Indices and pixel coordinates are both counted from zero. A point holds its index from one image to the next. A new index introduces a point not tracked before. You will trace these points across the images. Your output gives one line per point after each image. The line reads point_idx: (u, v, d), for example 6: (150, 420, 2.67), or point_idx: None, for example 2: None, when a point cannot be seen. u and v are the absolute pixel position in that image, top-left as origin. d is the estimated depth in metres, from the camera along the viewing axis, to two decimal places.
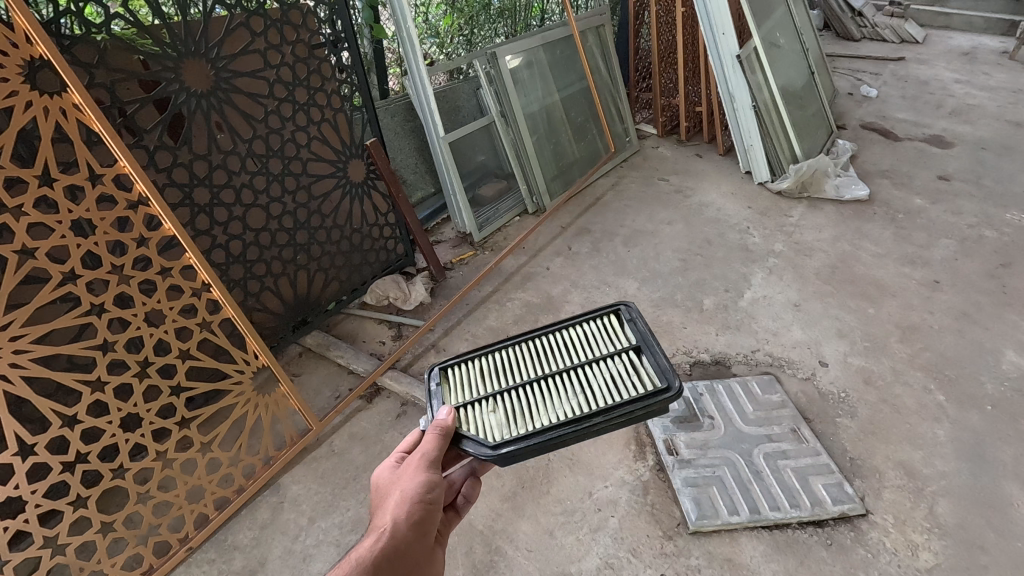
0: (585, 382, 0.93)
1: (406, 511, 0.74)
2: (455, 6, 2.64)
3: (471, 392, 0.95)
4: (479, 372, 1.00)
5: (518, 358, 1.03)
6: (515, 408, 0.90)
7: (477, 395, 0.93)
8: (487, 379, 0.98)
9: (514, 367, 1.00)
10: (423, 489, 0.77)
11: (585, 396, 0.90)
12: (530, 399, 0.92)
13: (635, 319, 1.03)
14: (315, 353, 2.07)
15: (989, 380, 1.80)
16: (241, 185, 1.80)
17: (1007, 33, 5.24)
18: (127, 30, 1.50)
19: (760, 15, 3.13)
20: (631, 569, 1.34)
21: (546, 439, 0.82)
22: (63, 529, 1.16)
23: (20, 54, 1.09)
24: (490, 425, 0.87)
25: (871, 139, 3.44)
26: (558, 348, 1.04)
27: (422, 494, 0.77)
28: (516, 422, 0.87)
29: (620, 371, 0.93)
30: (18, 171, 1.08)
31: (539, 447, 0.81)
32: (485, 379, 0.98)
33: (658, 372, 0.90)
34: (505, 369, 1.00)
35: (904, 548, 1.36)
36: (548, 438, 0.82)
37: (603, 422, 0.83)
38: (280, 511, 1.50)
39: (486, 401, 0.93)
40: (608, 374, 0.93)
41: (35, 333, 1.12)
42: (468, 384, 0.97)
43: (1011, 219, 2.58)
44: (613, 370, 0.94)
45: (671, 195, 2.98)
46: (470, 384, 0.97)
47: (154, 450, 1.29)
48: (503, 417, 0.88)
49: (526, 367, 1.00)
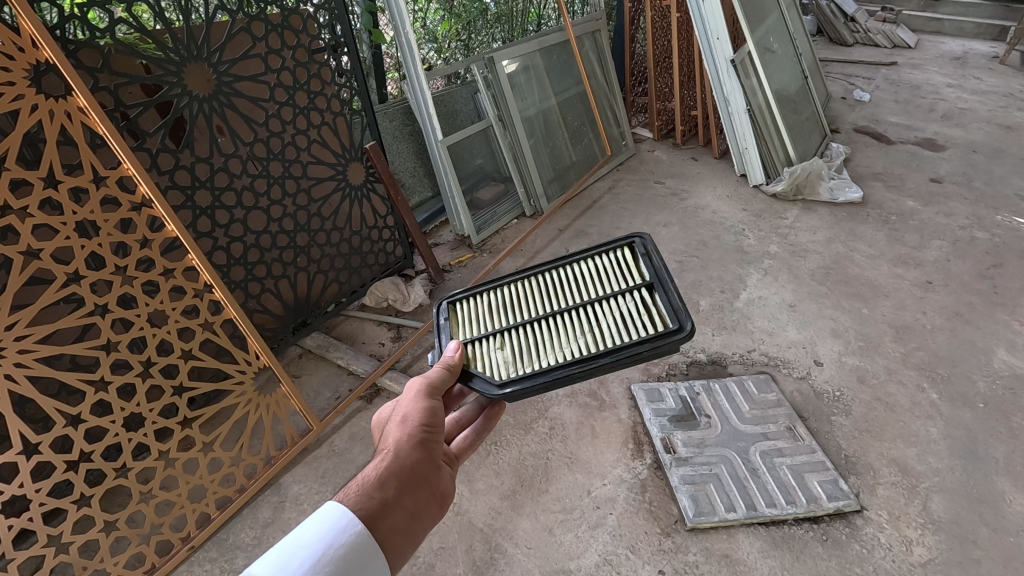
0: (591, 322, 0.91)
1: (406, 436, 0.74)
2: (453, 11, 2.66)
3: (478, 328, 0.96)
4: (487, 308, 1.00)
5: (527, 294, 1.02)
6: (527, 342, 0.91)
7: (483, 332, 0.93)
8: (488, 317, 0.98)
9: (519, 303, 1.00)
10: (426, 413, 0.77)
11: (592, 335, 0.88)
12: (535, 336, 0.92)
13: (651, 253, 1.00)
14: (315, 354, 2.08)
15: (981, 378, 1.82)
16: (243, 187, 1.82)
17: (998, 38, 5.32)
18: (129, 35, 1.52)
19: (755, 20, 3.17)
20: (630, 566, 1.36)
21: (549, 379, 0.81)
22: (67, 528, 1.16)
23: (26, 58, 1.10)
24: (496, 362, 0.88)
25: (865, 142, 3.48)
26: (566, 282, 1.03)
27: (426, 418, 0.77)
28: (523, 359, 0.87)
29: (635, 308, 0.91)
30: (23, 173, 1.10)
31: (540, 388, 0.80)
32: (492, 314, 0.98)
33: (669, 310, 0.87)
34: (515, 305, 1.00)
35: (899, 544, 1.38)
36: (553, 376, 0.81)
37: (607, 359, 0.81)
38: (281, 510, 1.51)
39: (493, 338, 0.93)
40: (623, 312, 0.90)
41: (39, 333, 1.13)
42: (468, 322, 0.98)
43: (1002, 221, 2.62)
44: (623, 309, 0.91)
45: (667, 198, 3.01)
46: (473, 319, 0.98)
47: (157, 449, 1.30)
48: (509, 354, 0.89)
49: (529, 305, 0.99)
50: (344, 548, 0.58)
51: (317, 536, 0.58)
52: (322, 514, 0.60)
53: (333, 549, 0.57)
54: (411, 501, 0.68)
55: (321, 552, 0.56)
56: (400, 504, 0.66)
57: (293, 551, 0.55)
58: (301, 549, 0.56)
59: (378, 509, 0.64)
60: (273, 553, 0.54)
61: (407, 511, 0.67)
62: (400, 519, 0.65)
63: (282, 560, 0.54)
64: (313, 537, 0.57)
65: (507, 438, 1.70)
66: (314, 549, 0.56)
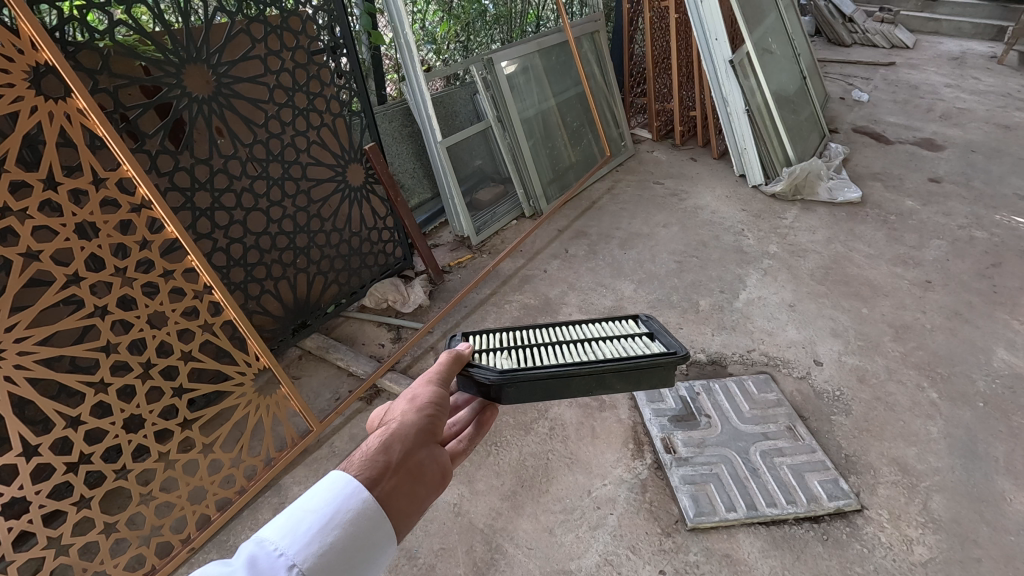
0: (594, 348, 1.03)
1: (413, 409, 0.72)
2: (451, 12, 2.67)
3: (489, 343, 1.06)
4: (496, 336, 1.11)
5: (534, 332, 1.13)
6: (530, 355, 1.01)
7: (491, 346, 1.04)
8: (499, 340, 1.08)
9: (528, 336, 1.11)
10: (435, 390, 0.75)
11: (589, 355, 1.00)
12: (543, 353, 1.03)
13: (649, 317, 1.14)
14: (315, 356, 2.08)
15: (981, 377, 1.82)
16: (242, 189, 1.82)
17: (996, 38, 5.33)
18: (128, 36, 1.52)
19: (753, 20, 3.18)
20: (630, 566, 1.36)
21: (550, 374, 0.93)
22: (67, 530, 1.16)
23: (25, 60, 1.10)
24: (499, 361, 0.97)
25: (863, 142, 3.48)
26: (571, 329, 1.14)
27: (434, 396, 0.75)
28: (526, 362, 0.97)
29: (630, 345, 1.03)
30: (22, 175, 1.09)
31: (540, 376, 0.91)
32: (500, 339, 1.09)
33: (659, 346, 1.01)
34: (522, 336, 1.11)
35: (900, 543, 1.38)
36: (553, 373, 0.93)
37: (602, 367, 0.94)
38: (281, 512, 1.51)
39: (500, 350, 1.03)
40: (624, 346, 1.03)
41: (38, 334, 1.12)
42: (481, 340, 1.08)
43: (1001, 220, 2.62)
44: (624, 344, 1.04)
45: (666, 198, 3.01)
46: (485, 339, 1.08)
47: (157, 450, 1.30)
48: (514, 359, 0.99)
49: (536, 337, 1.10)
50: (352, 514, 0.57)
51: (326, 501, 0.57)
52: (330, 479, 0.60)
53: (342, 513, 0.57)
54: (413, 467, 0.65)
55: (330, 516, 0.56)
56: (402, 469, 0.64)
57: (303, 515, 0.56)
58: (309, 513, 0.56)
59: (379, 472, 0.62)
60: (284, 516, 0.55)
61: (409, 477, 0.64)
62: (401, 483, 0.63)
63: (292, 523, 0.55)
64: (321, 501, 0.57)
65: (507, 439, 1.70)
66: (323, 513, 0.56)
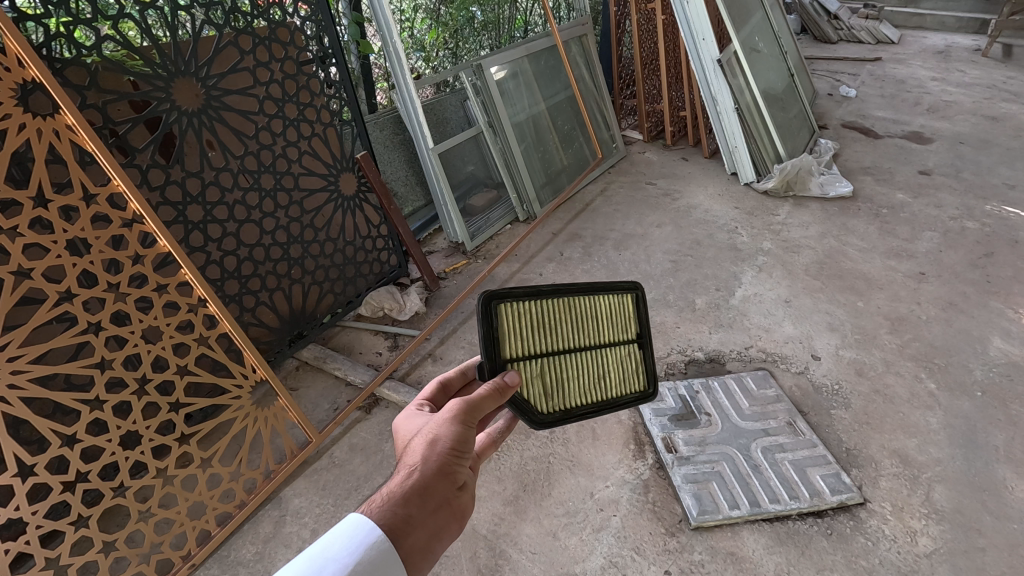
0: (602, 368, 0.92)
1: (432, 455, 0.75)
2: (439, 20, 2.67)
3: (514, 345, 0.82)
4: (526, 319, 0.84)
5: (561, 311, 0.87)
6: (554, 377, 0.86)
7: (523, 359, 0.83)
8: (530, 332, 0.84)
9: (559, 319, 0.87)
10: (455, 435, 0.77)
11: (602, 384, 0.92)
12: (566, 368, 0.88)
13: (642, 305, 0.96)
14: (312, 366, 2.07)
15: (977, 366, 1.83)
16: (233, 202, 1.82)
17: (979, 32, 5.41)
18: (117, 51, 1.52)
19: (739, 20, 3.20)
20: (635, 568, 1.35)
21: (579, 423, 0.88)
22: (65, 550, 1.13)
23: (13, 78, 1.09)
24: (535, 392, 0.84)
25: (853, 137, 3.50)
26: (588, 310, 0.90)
27: (455, 437, 0.77)
28: (554, 397, 0.86)
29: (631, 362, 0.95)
30: (11, 194, 1.08)
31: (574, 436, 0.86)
32: (531, 330, 0.84)
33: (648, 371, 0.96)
34: (549, 321, 0.86)
35: (904, 535, 1.38)
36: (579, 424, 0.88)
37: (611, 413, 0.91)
38: (281, 525, 1.50)
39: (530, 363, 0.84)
40: (627, 362, 0.95)
41: (32, 353, 1.11)
42: (511, 333, 0.82)
43: (992, 210, 2.64)
44: (624, 359, 0.94)
45: (659, 198, 3.02)
46: (512, 332, 0.82)
47: (155, 467, 1.27)
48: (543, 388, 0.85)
49: (563, 326, 0.87)
50: (368, 562, 0.60)
51: (344, 548, 0.60)
52: (346, 526, 0.62)
53: (360, 561, 0.60)
54: (432, 522, 0.69)
55: (348, 563, 0.59)
56: (422, 524, 0.68)
57: (320, 562, 0.58)
58: (328, 561, 0.58)
59: (400, 527, 0.65)
60: (302, 561, 0.57)
61: (428, 531, 0.68)
62: (421, 540, 0.66)
63: (311, 570, 0.56)
64: (340, 548, 0.60)
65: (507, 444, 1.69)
66: (341, 560, 0.59)
